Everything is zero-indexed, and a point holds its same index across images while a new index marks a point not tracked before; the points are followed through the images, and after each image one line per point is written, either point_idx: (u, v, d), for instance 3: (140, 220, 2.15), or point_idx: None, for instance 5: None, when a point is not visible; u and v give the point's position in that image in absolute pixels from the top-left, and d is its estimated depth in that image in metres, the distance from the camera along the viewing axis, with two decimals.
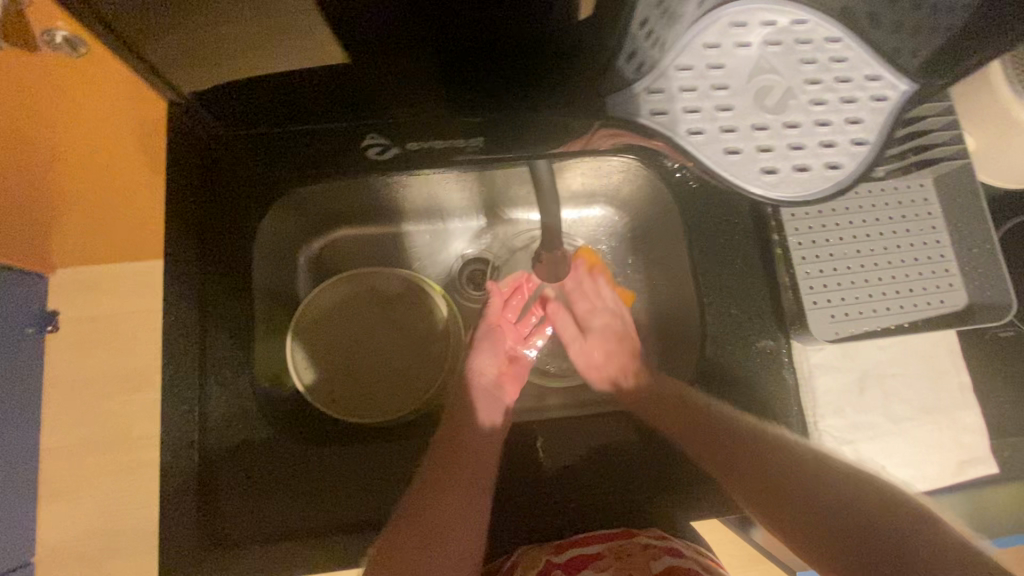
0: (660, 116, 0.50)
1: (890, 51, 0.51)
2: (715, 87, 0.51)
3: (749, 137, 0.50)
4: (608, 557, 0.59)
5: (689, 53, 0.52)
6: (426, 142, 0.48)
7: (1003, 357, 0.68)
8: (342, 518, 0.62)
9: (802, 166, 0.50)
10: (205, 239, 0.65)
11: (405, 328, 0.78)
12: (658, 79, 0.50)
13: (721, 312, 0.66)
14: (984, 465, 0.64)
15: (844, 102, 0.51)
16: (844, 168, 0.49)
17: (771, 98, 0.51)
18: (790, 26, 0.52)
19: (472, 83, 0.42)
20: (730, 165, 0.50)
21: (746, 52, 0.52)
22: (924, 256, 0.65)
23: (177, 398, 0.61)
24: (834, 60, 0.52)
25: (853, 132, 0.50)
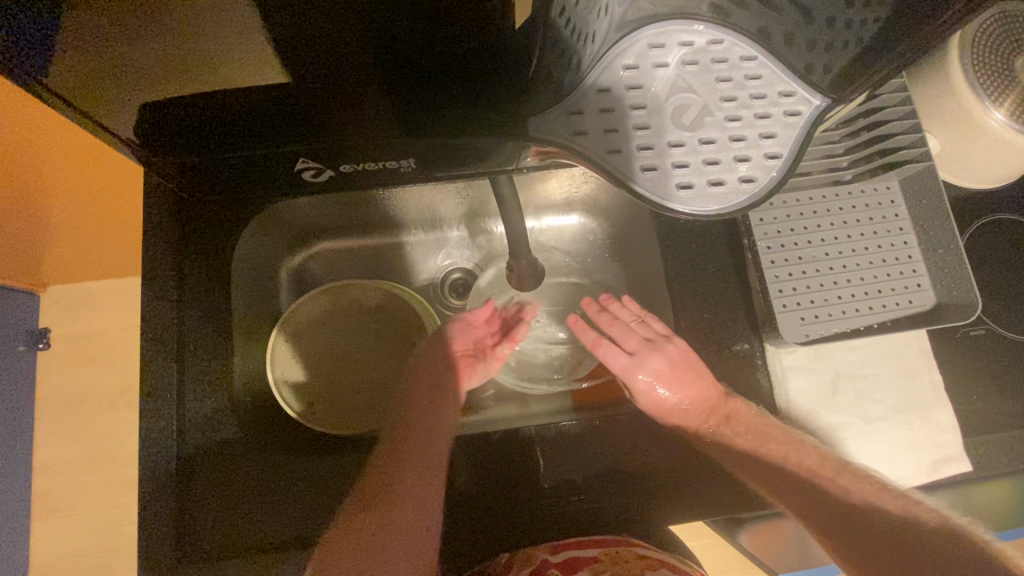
0: (581, 136, 0.50)
1: (803, 69, 0.52)
2: (634, 107, 0.51)
3: (664, 154, 0.50)
4: (604, 561, 0.59)
5: (607, 75, 0.52)
6: (359, 164, 0.49)
7: (975, 355, 0.69)
8: (322, 528, 0.62)
9: (718, 181, 0.51)
10: (181, 257, 0.66)
11: (386, 339, 0.79)
12: (577, 101, 0.51)
13: (693, 317, 0.67)
14: (958, 463, 0.64)
15: (758, 118, 0.51)
16: (758, 181, 0.50)
17: (686, 117, 0.51)
18: (706, 46, 0.53)
19: (400, 95, 0.43)
20: (646, 181, 0.50)
21: (662, 74, 0.52)
22: (891, 258, 0.66)
23: (155, 413, 0.62)
24: (749, 78, 0.53)
25: (768, 146, 0.51)
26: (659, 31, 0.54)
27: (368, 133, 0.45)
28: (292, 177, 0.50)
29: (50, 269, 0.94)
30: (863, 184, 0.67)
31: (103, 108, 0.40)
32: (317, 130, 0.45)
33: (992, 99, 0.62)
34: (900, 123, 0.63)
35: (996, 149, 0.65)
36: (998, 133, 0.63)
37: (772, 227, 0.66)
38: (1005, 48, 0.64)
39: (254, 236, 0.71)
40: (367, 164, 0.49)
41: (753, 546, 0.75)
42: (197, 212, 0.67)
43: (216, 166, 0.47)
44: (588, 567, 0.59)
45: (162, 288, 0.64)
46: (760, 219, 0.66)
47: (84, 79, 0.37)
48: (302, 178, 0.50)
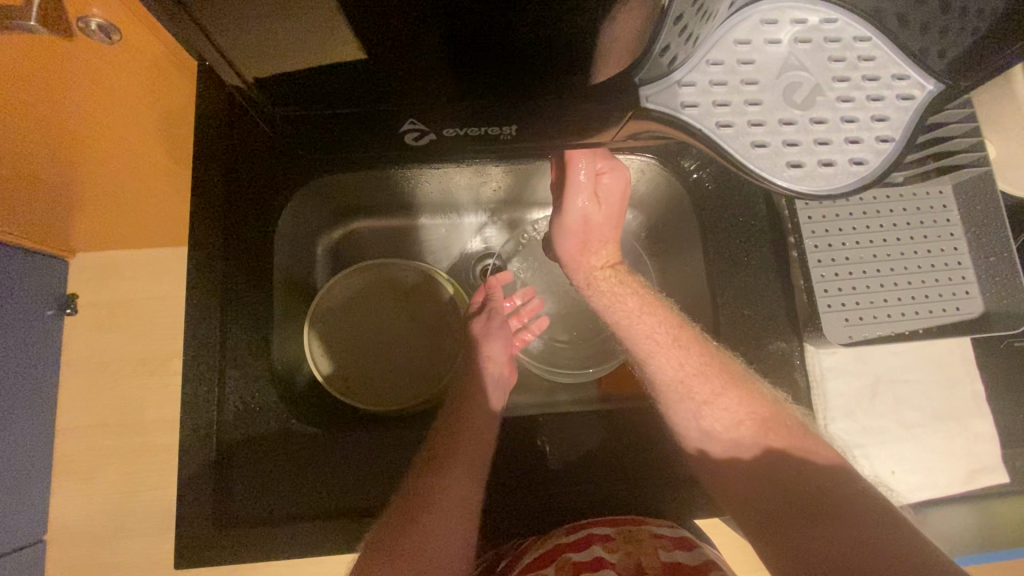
0: (691, 109, 0.49)
1: (918, 52, 0.53)
2: (745, 82, 0.51)
3: (777, 132, 0.50)
4: (618, 539, 0.58)
5: (720, 48, 0.51)
6: (460, 130, 0.47)
7: (1019, 366, 0.68)
8: (354, 502, 0.63)
9: (828, 161, 0.50)
10: (229, 223, 0.66)
11: (419, 320, 0.80)
12: (690, 73, 0.50)
13: (733, 313, 0.67)
14: (994, 474, 0.64)
15: (870, 100, 0.51)
16: (870, 164, 0.50)
17: (797, 96, 0.51)
18: (820, 25, 0.53)
19: (499, 63, 0.40)
20: (757, 158, 0.49)
21: (776, 49, 0.52)
22: (940, 263, 0.65)
23: (197, 380, 0.62)
24: (862, 59, 0.53)
25: (879, 129, 0.51)
26: (773, 7, 0.52)
27: (448, 105, 0.44)
28: (393, 139, 0.48)
29: (83, 237, 0.95)
30: (915, 188, 0.66)
31: (238, 52, 0.39)
32: (408, 86, 0.43)
33: None
34: (959, 125, 0.61)
35: None
36: None
37: (821, 225, 0.65)
38: None
39: (295, 209, 0.71)
40: (465, 129, 0.47)
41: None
42: (254, 176, 0.68)
43: (319, 121, 0.46)
44: (601, 544, 0.58)
45: (208, 255, 0.65)
46: (808, 217, 0.65)
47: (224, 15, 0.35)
48: (403, 141, 0.48)
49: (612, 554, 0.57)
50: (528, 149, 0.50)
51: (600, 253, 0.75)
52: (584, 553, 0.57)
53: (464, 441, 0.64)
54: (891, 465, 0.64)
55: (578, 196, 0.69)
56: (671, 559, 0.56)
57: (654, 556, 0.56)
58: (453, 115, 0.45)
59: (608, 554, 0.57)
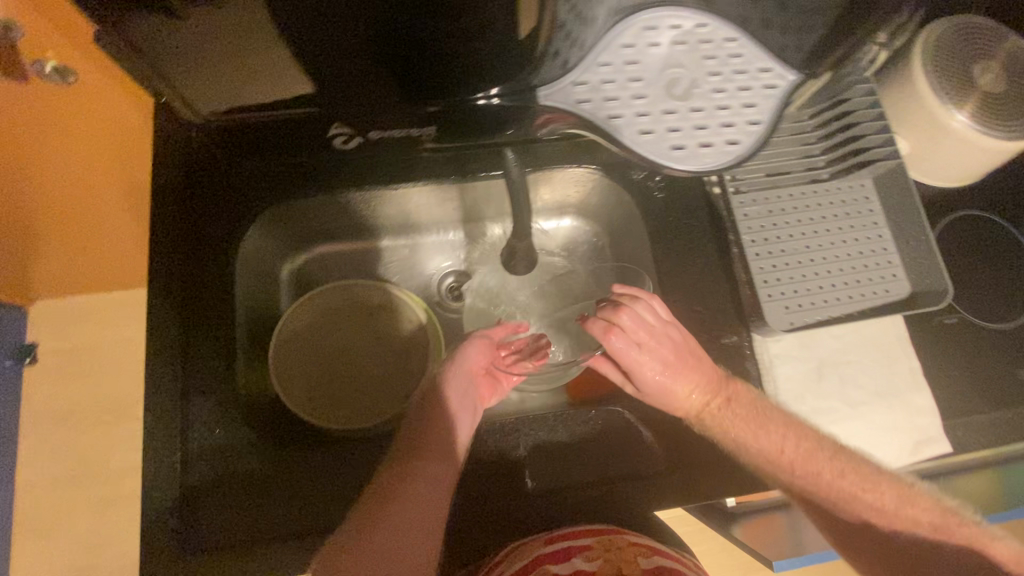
0: (584, 105, 0.54)
1: (778, 49, 0.58)
2: (631, 79, 0.56)
3: (660, 121, 0.55)
4: (598, 548, 0.58)
5: (609, 51, 0.56)
6: (386, 130, 0.51)
7: (953, 342, 0.72)
8: (324, 519, 0.63)
9: (707, 144, 0.56)
10: (189, 251, 0.67)
11: (386, 338, 0.81)
12: (582, 74, 0.54)
13: (685, 310, 0.70)
14: (938, 444, 0.67)
15: (739, 90, 0.57)
16: (742, 144, 0.55)
17: (677, 90, 0.56)
18: (694, 27, 0.58)
19: (410, 76, 0.45)
20: (645, 144, 0.54)
21: (657, 51, 0.57)
22: (868, 250, 0.70)
23: (161, 408, 0.63)
24: (732, 56, 0.58)
25: (749, 114, 0.56)
26: (654, 14, 0.57)
27: (382, 109, 0.48)
28: (326, 144, 0.52)
29: (42, 282, 0.94)
30: (839, 181, 0.72)
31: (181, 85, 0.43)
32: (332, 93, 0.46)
33: (956, 102, 0.67)
34: (870, 125, 0.68)
35: (962, 147, 0.69)
36: (963, 133, 0.67)
37: (756, 221, 0.70)
38: (963, 57, 0.69)
39: (256, 237, 0.73)
40: (395, 129, 0.51)
41: (747, 537, 0.87)
42: (212, 205, 0.69)
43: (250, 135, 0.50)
44: (580, 555, 0.57)
45: (165, 284, 0.66)
46: (744, 214, 0.70)
47: (175, 53, 0.40)
48: (334, 146, 0.53)
49: (591, 563, 0.57)
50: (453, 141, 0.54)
51: (685, 388, 0.65)
52: (565, 567, 0.56)
53: (426, 474, 0.62)
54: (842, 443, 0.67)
55: (645, 359, 0.65)
56: (650, 565, 0.57)
57: (633, 563, 0.57)
58: (386, 114, 0.48)
59: (587, 564, 0.57)
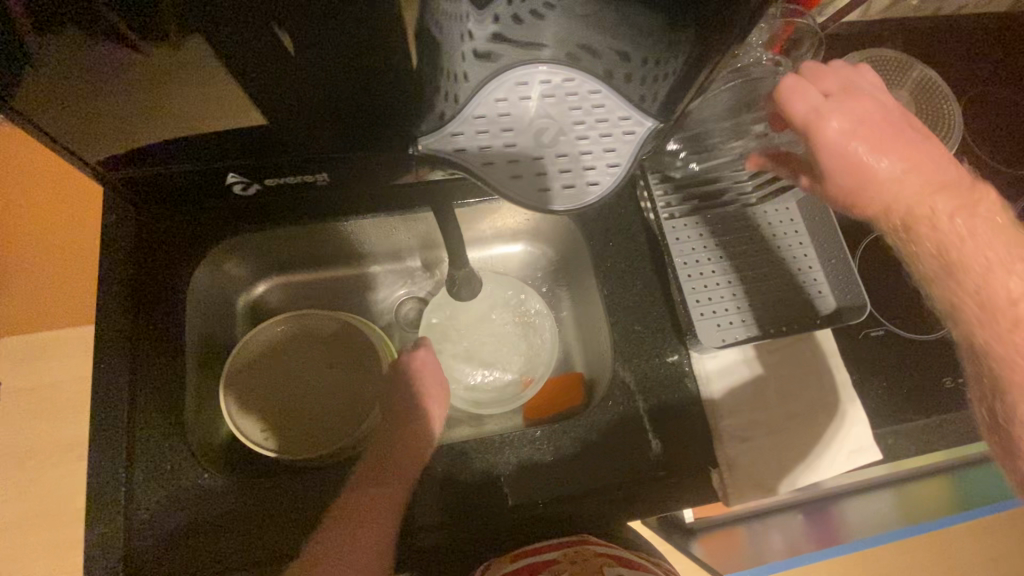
0: (463, 153, 0.57)
1: (639, 98, 0.58)
2: (502, 130, 0.57)
3: (527, 168, 0.57)
4: (563, 562, 0.62)
5: (483, 104, 0.58)
6: (281, 178, 0.62)
7: (882, 353, 0.76)
8: (271, 549, 0.63)
9: (570, 186, 0.57)
10: (141, 285, 0.69)
11: (339, 366, 0.81)
12: (460, 126, 0.58)
13: (626, 329, 0.73)
14: (869, 452, 0.71)
15: (602, 137, 0.58)
16: (600, 185, 0.56)
17: (544, 140, 0.57)
18: (562, 80, 0.59)
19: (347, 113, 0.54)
20: (511, 187, 0.55)
21: (527, 102, 0.58)
22: (794, 268, 0.74)
23: (106, 443, 0.63)
24: (597, 106, 0.59)
25: (610, 158, 0.57)
26: (527, 69, 0.58)
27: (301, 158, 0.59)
28: (226, 188, 0.64)
29: None
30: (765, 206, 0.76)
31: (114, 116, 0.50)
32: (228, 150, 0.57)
33: None
34: None
35: None
36: None
37: (688, 245, 0.74)
38: None
39: (209, 270, 0.74)
40: (287, 177, 0.62)
41: (707, 553, 0.88)
42: (161, 240, 0.71)
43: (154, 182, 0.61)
44: (546, 570, 0.61)
45: (114, 321, 0.67)
46: (677, 238, 0.74)
47: (88, 102, 0.48)
48: (234, 191, 0.64)
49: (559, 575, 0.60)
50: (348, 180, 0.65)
51: (893, 167, 0.59)
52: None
53: (392, 484, 0.66)
54: (779, 454, 0.70)
55: (837, 111, 0.59)
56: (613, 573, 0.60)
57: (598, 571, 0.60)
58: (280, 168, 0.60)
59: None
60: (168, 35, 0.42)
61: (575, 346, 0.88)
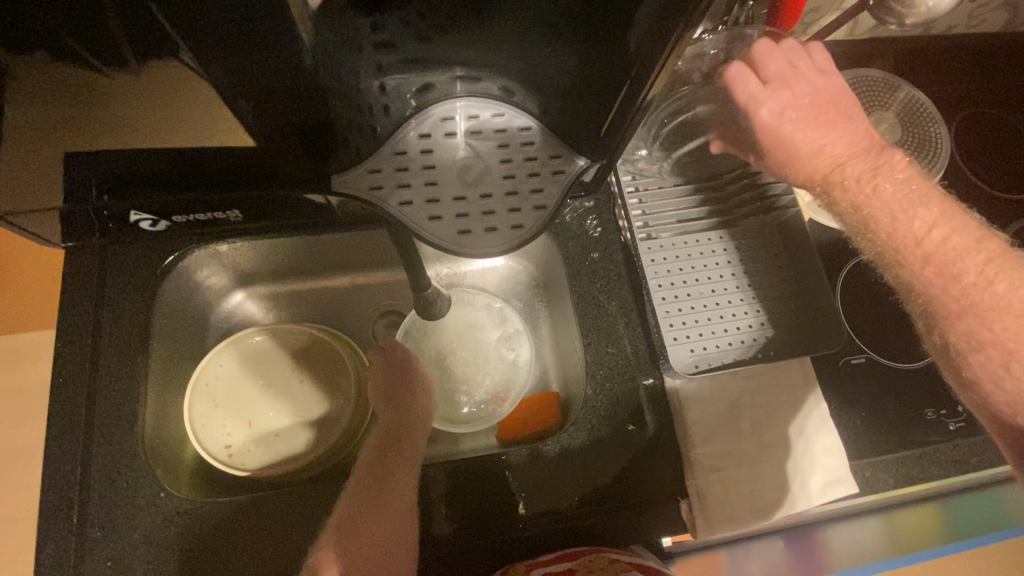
0: (378, 190, 0.59)
1: (571, 138, 0.62)
2: (423, 167, 0.60)
3: (447, 207, 0.58)
4: (578, 569, 0.59)
5: (404, 141, 0.61)
6: (190, 216, 0.65)
7: (861, 382, 0.74)
8: (226, 574, 0.61)
9: (492, 227, 0.58)
10: (106, 296, 0.68)
11: (308, 381, 0.80)
12: (378, 161, 0.61)
13: (598, 351, 0.72)
14: (845, 485, 0.69)
15: (528, 177, 0.60)
16: (525, 227, 0.58)
17: (468, 178, 0.59)
18: (489, 119, 0.62)
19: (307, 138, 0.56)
20: (431, 229, 0.57)
21: (450, 140, 0.61)
22: (770, 293, 0.74)
23: (61, 458, 0.62)
24: (523, 145, 0.62)
25: (535, 199, 0.60)
26: (450, 104, 0.62)
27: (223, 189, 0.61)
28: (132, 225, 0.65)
29: None
30: (742, 226, 0.76)
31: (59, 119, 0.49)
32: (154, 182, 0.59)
33: None
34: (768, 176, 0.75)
35: None
36: None
37: (662, 266, 0.74)
38: None
39: (180, 281, 0.74)
40: (200, 215, 0.65)
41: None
42: (129, 250, 0.70)
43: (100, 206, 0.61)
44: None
45: (77, 333, 0.66)
46: (651, 259, 0.74)
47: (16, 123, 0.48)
48: (143, 228, 0.66)
49: None
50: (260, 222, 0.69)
51: (812, 140, 0.64)
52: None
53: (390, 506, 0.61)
54: (751, 485, 0.68)
55: (771, 95, 0.65)
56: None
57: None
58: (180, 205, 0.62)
59: None
60: (123, 57, 0.43)
61: (552, 364, 0.87)
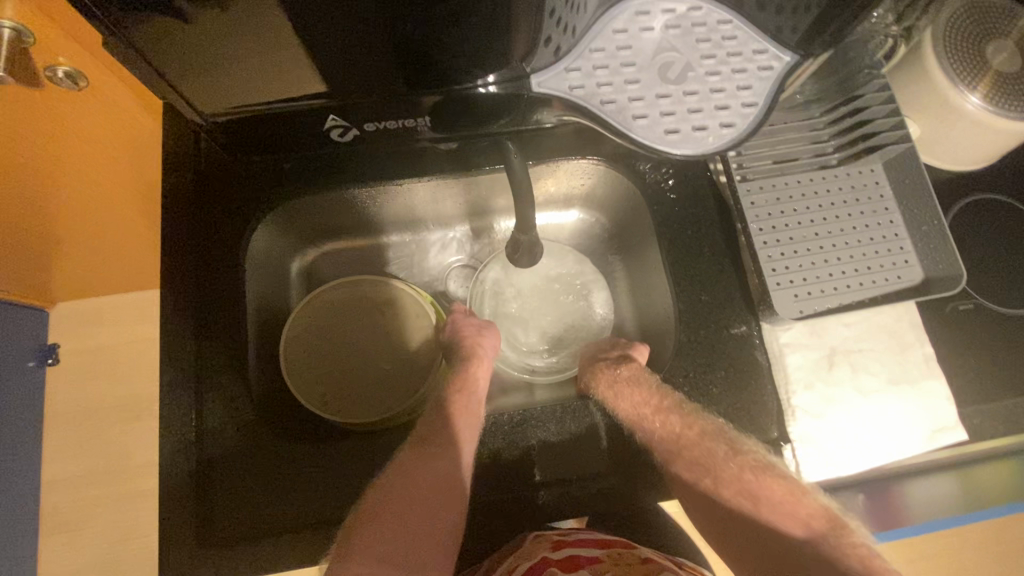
0: (578, 90, 0.55)
1: (774, 29, 0.57)
2: (624, 64, 0.57)
3: (654, 104, 0.56)
4: (608, 562, 0.59)
5: (602, 37, 0.57)
6: (384, 122, 0.54)
7: (967, 328, 0.71)
8: (336, 511, 0.64)
9: (701, 126, 0.57)
10: (204, 247, 0.69)
11: (392, 332, 0.80)
12: (576, 59, 0.55)
13: (692, 299, 0.70)
14: (954, 433, 0.67)
15: (734, 73, 0.57)
16: (737, 126, 0.56)
17: (672, 75, 0.57)
18: (687, 11, 0.58)
19: (423, 59, 0.46)
20: (639, 128, 0.56)
21: (650, 35, 0.57)
22: (879, 236, 0.69)
23: (176, 403, 0.64)
24: (726, 38, 0.58)
25: (744, 96, 0.57)
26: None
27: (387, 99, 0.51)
28: (321, 134, 0.57)
29: (61, 284, 0.97)
30: (848, 165, 0.71)
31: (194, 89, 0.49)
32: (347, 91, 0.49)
33: (969, 83, 0.65)
34: None
35: (975, 130, 0.68)
36: (976, 115, 0.66)
37: (763, 209, 0.69)
38: (978, 36, 0.66)
39: (269, 232, 0.74)
40: (390, 120, 0.54)
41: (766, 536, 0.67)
42: (223, 202, 0.70)
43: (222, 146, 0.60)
44: (591, 565, 0.59)
45: (181, 283, 0.67)
46: (751, 203, 0.69)
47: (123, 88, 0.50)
48: (330, 137, 0.57)
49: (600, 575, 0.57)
50: (454, 132, 0.58)
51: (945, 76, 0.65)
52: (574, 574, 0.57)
53: (445, 471, 0.62)
54: (854, 432, 0.67)
55: None
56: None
57: None
58: (383, 111, 0.52)
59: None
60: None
61: (630, 315, 0.85)
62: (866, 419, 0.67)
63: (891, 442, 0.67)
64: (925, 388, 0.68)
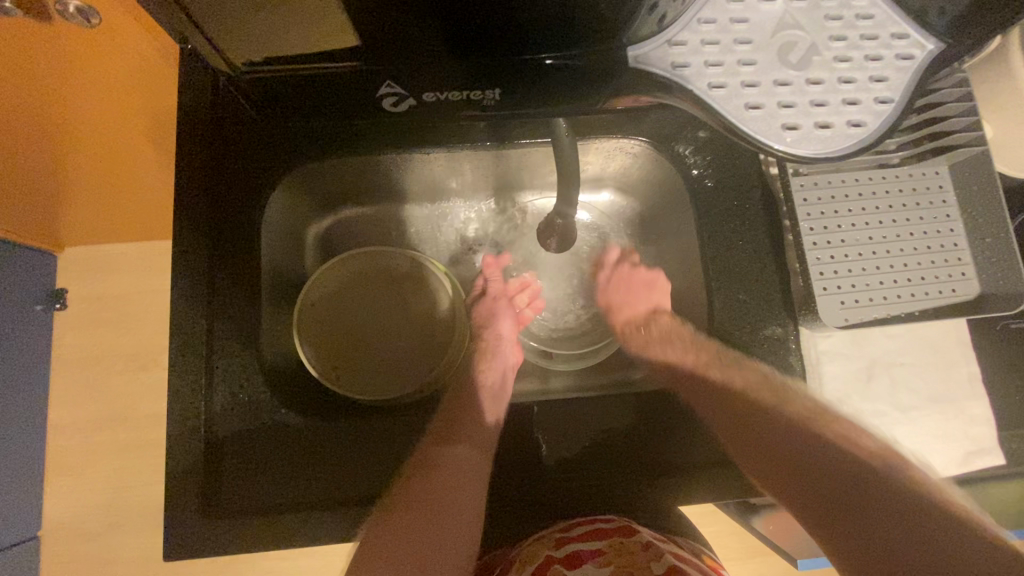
0: (682, 69, 0.48)
1: (914, 10, 0.49)
2: (738, 42, 0.49)
3: (769, 93, 0.48)
4: (610, 554, 0.55)
5: (713, 5, 0.49)
6: (442, 93, 0.45)
7: (1016, 349, 0.67)
8: (348, 491, 0.62)
9: (824, 123, 0.49)
10: (217, 206, 0.65)
11: (409, 309, 0.78)
12: (680, 32, 0.48)
13: (729, 298, 0.66)
14: (990, 456, 0.64)
15: (869, 60, 0.49)
16: (867, 126, 0.48)
17: (793, 57, 0.49)
18: None
19: (491, 43, 0.41)
20: (750, 122, 0.48)
21: (770, 7, 0.49)
22: (936, 244, 0.64)
23: (183, 368, 0.62)
24: (861, 17, 0.50)
25: (878, 89, 0.49)
26: None
27: (443, 74, 0.43)
28: (370, 103, 0.46)
29: (73, 230, 0.93)
30: (912, 166, 0.65)
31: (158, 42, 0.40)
32: (389, 53, 0.41)
33: None
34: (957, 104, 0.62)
35: None
36: None
37: (816, 207, 0.64)
38: None
39: (286, 193, 0.70)
40: (449, 92, 0.45)
41: None
42: (238, 160, 0.66)
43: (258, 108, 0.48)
44: (592, 560, 0.55)
45: (195, 241, 0.64)
46: (804, 199, 0.64)
47: None
48: (380, 106, 0.46)
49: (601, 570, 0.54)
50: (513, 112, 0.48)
51: None
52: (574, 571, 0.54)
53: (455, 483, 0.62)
54: (887, 446, 0.64)
55: None
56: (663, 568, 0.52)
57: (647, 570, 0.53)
58: (441, 83, 0.44)
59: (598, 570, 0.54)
60: None
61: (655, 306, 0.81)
62: (901, 435, 0.64)
63: (926, 461, 0.64)
64: (966, 409, 0.65)
